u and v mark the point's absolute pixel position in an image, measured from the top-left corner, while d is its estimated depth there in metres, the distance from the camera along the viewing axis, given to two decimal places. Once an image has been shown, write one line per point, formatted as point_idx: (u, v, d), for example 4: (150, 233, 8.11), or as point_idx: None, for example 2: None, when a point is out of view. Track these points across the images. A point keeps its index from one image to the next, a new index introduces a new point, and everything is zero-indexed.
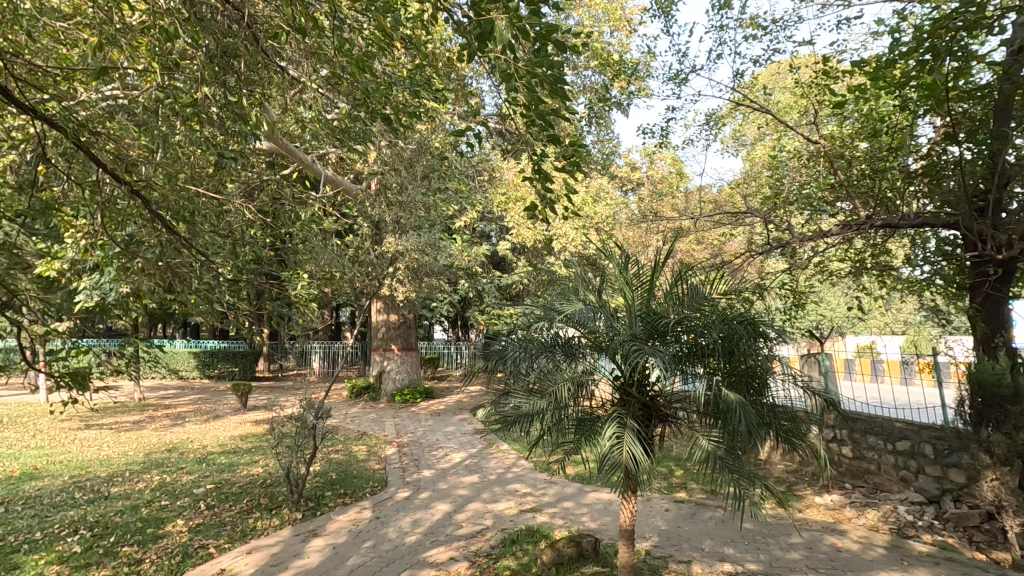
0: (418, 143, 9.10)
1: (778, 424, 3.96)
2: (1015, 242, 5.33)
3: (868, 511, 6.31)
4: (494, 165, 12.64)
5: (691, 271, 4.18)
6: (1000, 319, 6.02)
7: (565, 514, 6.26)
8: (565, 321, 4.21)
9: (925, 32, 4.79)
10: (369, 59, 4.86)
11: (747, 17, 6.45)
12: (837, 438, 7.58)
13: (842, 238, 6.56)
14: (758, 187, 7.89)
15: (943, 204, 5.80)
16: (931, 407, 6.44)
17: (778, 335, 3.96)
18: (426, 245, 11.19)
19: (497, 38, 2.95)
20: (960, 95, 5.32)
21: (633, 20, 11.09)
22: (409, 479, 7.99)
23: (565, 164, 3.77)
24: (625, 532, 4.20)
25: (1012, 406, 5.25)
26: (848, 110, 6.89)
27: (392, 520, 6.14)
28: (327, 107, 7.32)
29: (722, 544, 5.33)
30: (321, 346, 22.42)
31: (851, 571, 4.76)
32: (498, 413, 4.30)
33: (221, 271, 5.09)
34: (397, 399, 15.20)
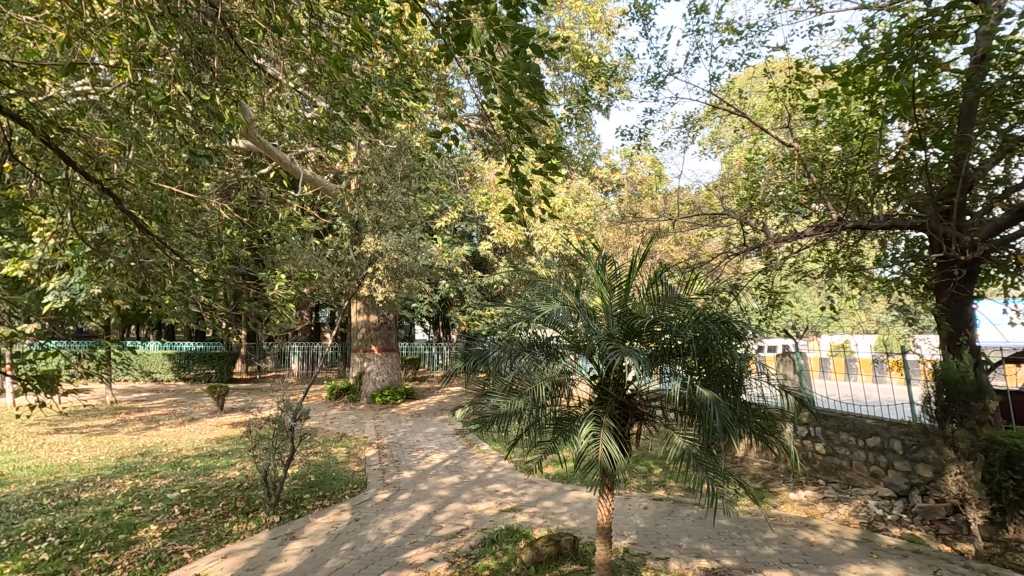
0: (399, 143, 9.07)
1: (753, 422, 4.03)
2: (978, 244, 5.53)
3: (839, 506, 6.46)
4: (476, 166, 12.63)
5: (668, 272, 4.24)
6: (964, 318, 6.21)
7: (545, 513, 6.29)
8: (543, 321, 4.24)
9: (893, 40, 4.88)
10: (347, 58, 4.84)
11: (723, 23, 6.55)
12: (811, 436, 7.74)
13: (815, 239, 6.71)
14: (735, 189, 8.01)
15: (910, 206, 5.97)
16: (900, 404, 6.62)
17: (753, 335, 4.03)
18: (406, 245, 11.13)
19: (475, 39, 2.96)
20: (926, 101, 5.49)
21: (614, 22, 11.19)
22: (389, 480, 7.95)
23: (543, 166, 3.79)
24: (603, 530, 4.25)
25: (975, 403, 5.40)
26: (821, 114, 7.05)
27: (371, 522, 6.11)
28: (306, 106, 7.25)
29: (699, 541, 5.41)
30: (300, 347, 22.16)
31: (822, 565, 4.88)
32: (477, 413, 4.32)
33: (195, 271, 5.01)
34: (378, 400, 15.09)
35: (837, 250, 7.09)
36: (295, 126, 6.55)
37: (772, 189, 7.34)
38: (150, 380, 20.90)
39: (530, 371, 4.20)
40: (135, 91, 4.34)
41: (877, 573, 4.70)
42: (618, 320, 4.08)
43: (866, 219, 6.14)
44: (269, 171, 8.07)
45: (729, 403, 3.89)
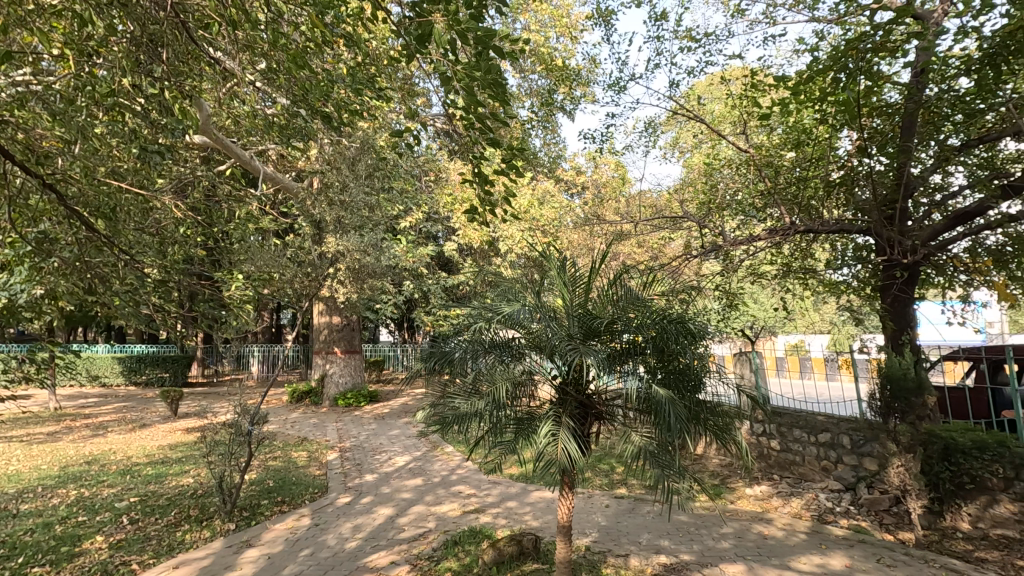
0: (362, 141, 8.99)
1: (709, 419, 4.13)
2: (918, 248, 5.83)
3: (792, 500, 6.71)
4: (441, 166, 12.59)
5: (628, 274, 4.34)
6: (906, 318, 6.51)
7: (508, 513, 6.32)
8: (503, 322, 4.26)
9: (840, 52, 5.09)
10: (307, 55, 4.77)
11: (682, 30, 6.72)
12: (766, 432, 7.99)
13: (769, 242, 6.95)
14: (695, 193, 8.21)
15: (857, 212, 6.25)
16: (848, 401, 6.91)
17: (709, 335, 4.15)
18: (369, 246, 10.95)
19: (436, 39, 2.96)
20: (872, 111, 5.78)
21: (578, 26, 11.35)
22: (351, 484, 7.82)
23: (506, 167, 3.82)
24: (563, 529, 4.29)
25: (915, 398, 5.67)
26: (775, 122, 7.31)
27: (332, 527, 6.01)
28: (265, 101, 7.08)
29: (659, 537, 5.52)
30: (259, 349, 21.58)
31: (774, 557, 5.05)
32: (438, 414, 4.31)
33: (147, 270, 4.86)
34: (340, 403, 14.84)
35: (791, 253, 7.35)
36: (255, 123, 6.43)
37: (729, 193, 7.48)
38: (97, 385, 19.96)
39: (490, 371, 4.22)
40: (79, 82, 4.19)
41: (824, 562, 4.90)
42: (578, 320, 4.13)
43: (817, 223, 6.39)
44: (225, 168, 7.83)
45: (685, 401, 3.97)
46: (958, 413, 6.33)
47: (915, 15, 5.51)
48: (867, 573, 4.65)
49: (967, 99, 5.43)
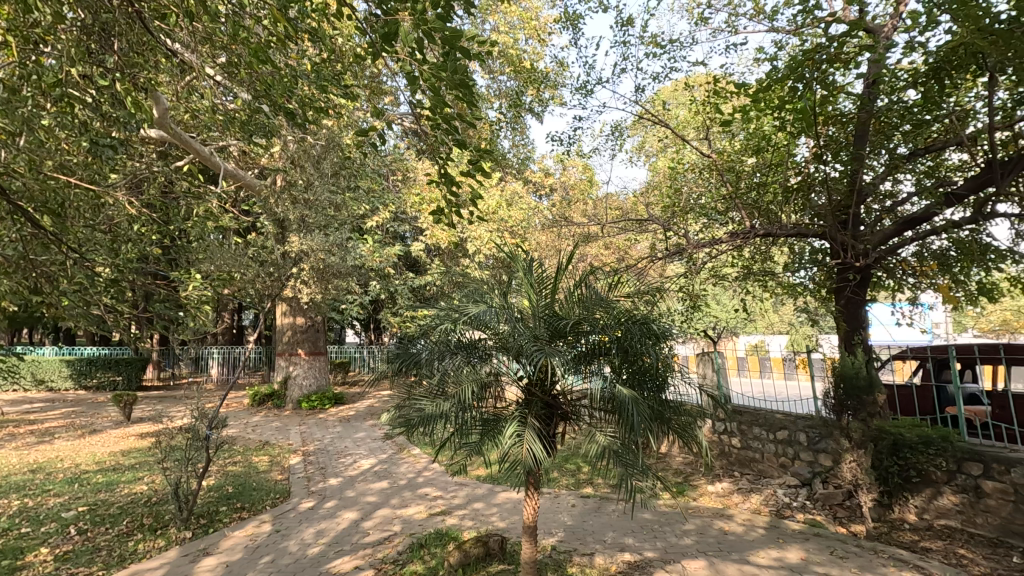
0: (327, 139, 8.83)
1: (673, 418, 4.21)
2: (870, 252, 6.07)
3: (751, 496, 6.90)
4: (409, 166, 12.48)
5: (593, 276, 4.39)
6: (859, 320, 6.76)
7: (475, 515, 6.30)
8: (468, 323, 4.24)
9: (797, 62, 5.26)
10: (269, 50, 4.66)
11: (648, 36, 6.83)
12: (727, 430, 8.21)
13: (731, 246, 7.13)
14: (660, 197, 8.35)
15: (813, 217, 6.47)
16: (805, 399, 7.13)
17: (672, 335, 4.22)
18: (333, 245, 10.74)
19: (401, 38, 2.94)
20: (827, 119, 6.00)
21: (547, 29, 11.38)
22: (315, 488, 7.66)
23: (473, 168, 3.81)
24: (528, 529, 4.30)
25: (866, 396, 5.92)
26: (737, 128, 7.50)
27: (294, 532, 5.87)
28: (225, 94, 6.88)
29: (624, 535, 5.59)
30: (219, 351, 20.91)
31: (734, 552, 5.18)
32: (404, 416, 4.27)
33: (98, 269, 4.65)
34: (304, 406, 14.52)
35: (751, 256, 7.55)
36: (215, 118, 6.25)
37: (692, 197, 7.63)
38: (43, 390, 18.99)
39: (456, 373, 4.20)
40: (24, 71, 4.00)
41: (781, 556, 5.05)
42: (544, 321, 4.16)
43: (776, 226, 6.58)
44: (183, 165, 7.58)
45: (648, 400, 4.03)
46: (906, 410, 6.61)
47: (867, 28, 5.74)
48: (821, 565, 4.82)
49: (914, 111, 5.70)
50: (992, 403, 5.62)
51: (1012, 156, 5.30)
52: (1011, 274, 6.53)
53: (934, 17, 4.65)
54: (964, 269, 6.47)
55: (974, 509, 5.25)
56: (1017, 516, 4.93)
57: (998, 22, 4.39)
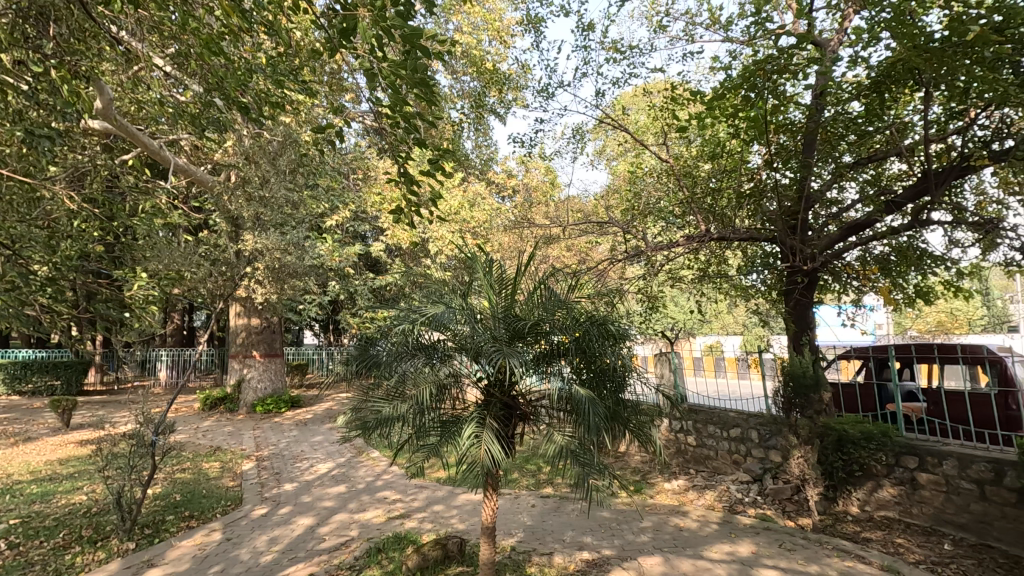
0: (285, 135, 8.59)
1: (630, 417, 4.28)
2: (816, 256, 6.31)
3: (706, 493, 7.10)
4: (370, 164, 12.29)
5: (553, 277, 4.42)
6: (807, 321, 7.03)
7: (434, 518, 6.25)
8: (427, 324, 4.17)
9: (749, 72, 5.45)
10: (222, 42, 4.52)
11: (608, 41, 6.94)
12: (684, 429, 8.42)
13: (687, 248, 7.31)
14: (620, 200, 8.49)
15: (764, 221, 6.69)
16: (756, 398, 7.36)
17: (630, 336, 4.30)
18: (289, 244, 10.45)
19: (360, 34, 2.89)
20: (778, 128, 6.23)
21: (511, 30, 11.39)
22: (268, 494, 7.43)
23: (432, 167, 3.79)
24: (486, 530, 4.30)
25: (813, 394, 6.17)
26: (693, 134, 7.69)
27: (245, 541, 5.68)
28: (174, 85, 6.61)
29: (582, 534, 5.65)
30: (168, 354, 20.04)
31: (688, 547, 5.31)
32: (361, 418, 4.21)
33: (33, 267, 4.39)
34: (258, 410, 14.07)
35: (707, 259, 7.76)
36: (164, 109, 6.02)
37: (651, 201, 7.78)
38: None
39: (414, 375, 4.16)
40: None
41: (733, 550, 5.21)
42: (503, 322, 4.16)
43: (730, 231, 6.78)
44: (129, 158, 7.26)
45: (606, 400, 4.09)
46: (850, 407, 6.92)
47: (815, 42, 6.00)
48: (771, 558, 4.99)
49: (858, 122, 5.98)
50: (927, 400, 5.93)
51: (944, 168, 5.64)
52: (945, 278, 6.95)
53: (876, 33, 4.89)
54: (903, 272, 6.83)
55: (911, 500, 5.54)
56: (948, 506, 5.23)
57: (933, 40, 4.67)
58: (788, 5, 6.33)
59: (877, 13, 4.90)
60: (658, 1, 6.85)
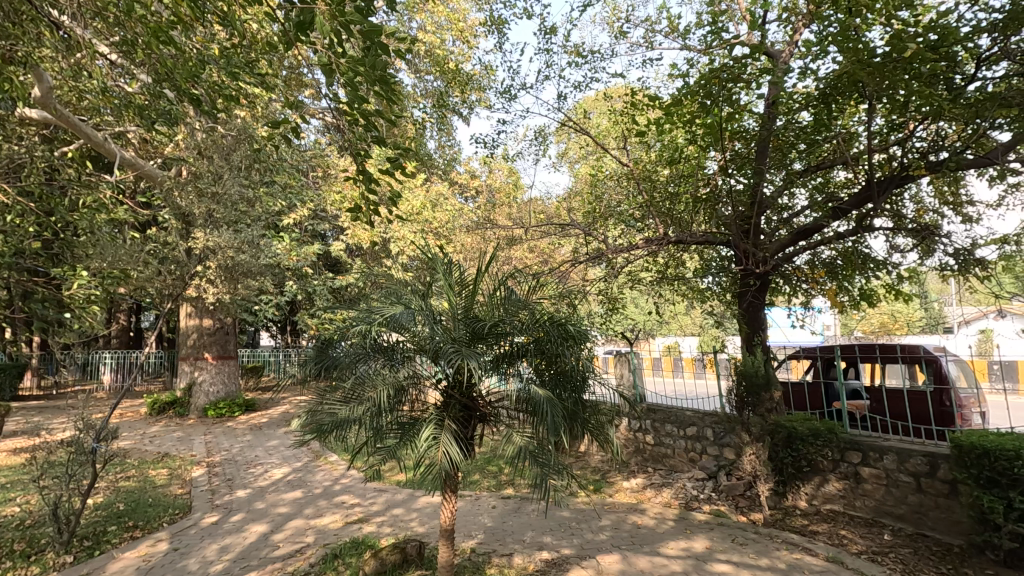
0: (239, 130, 8.31)
1: (590, 417, 4.31)
2: (767, 259, 6.53)
3: (663, 491, 7.26)
4: (330, 162, 12.04)
5: (513, 279, 4.42)
6: (758, 322, 7.26)
7: (394, 521, 6.16)
8: (385, 325, 4.10)
9: (705, 79, 5.60)
10: (173, 32, 4.35)
11: (570, 45, 7.01)
12: (642, 428, 8.58)
13: (647, 251, 7.45)
14: (581, 202, 8.59)
15: (719, 225, 6.87)
16: (711, 396, 7.54)
17: (590, 337, 4.33)
18: (244, 243, 10.10)
19: (317, 28, 2.84)
20: (733, 135, 6.40)
21: (475, 31, 11.32)
22: (219, 502, 7.17)
23: (392, 166, 3.74)
24: (445, 532, 4.27)
25: (764, 393, 6.36)
26: (653, 139, 7.85)
27: (194, 550, 5.47)
28: (121, 74, 6.31)
29: (541, 534, 5.68)
30: (112, 356, 19.08)
31: (645, 544, 5.41)
32: (316, 421, 4.12)
33: None
34: (210, 414, 13.56)
35: (666, 261, 7.94)
36: (110, 100, 5.76)
37: (612, 203, 7.89)
38: None
39: (372, 376, 4.10)
40: None
41: (688, 545, 5.34)
42: (463, 323, 4.15)
43: (687, 234, 6.94)
44: (70, 150, 6.89)
45: (566, 401, 4.10)
46: (799, 405, 7.18)
47: (768, 53, 6.22)
48: (724, 552, 5.13)
49: (807, 131, 6.23)
50: (870, 397, 6.21)
51: (886, 176, 5.89)
52: (887, 281, 7.30)
53: (824, 47, 5.10)
54: (848, 276, 7.20)
55: (854, 493, 5.80)
56: (888, 498, 5.50)
57: (876, 55, 4.90)
58: (742, 17, 6.54)
59: (825, 27, 5.11)
60: (619, 7, 6.96)
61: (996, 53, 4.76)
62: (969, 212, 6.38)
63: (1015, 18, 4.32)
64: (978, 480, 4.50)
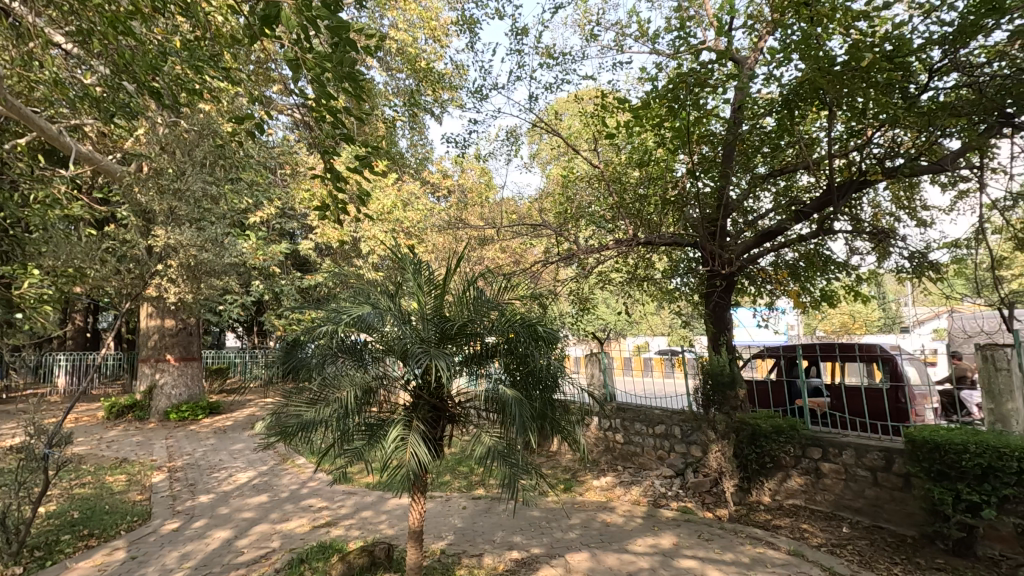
0: (203, 125, 8.09)
1: (560, 417, 4.33)
2: (733, 260, 6.68)
3: (632, 488, 7.35)
4: (299, 160, 11.82)
5: (484, 279, 4.41)
6: (724, 322, 7.40)
7: (362, 524, 6.09)
8: (352, 326, 4.05)
9: (673, 83, 5.69)
10: (132, 22, 4.21)
11: (542, 47, 7.03)
12: (612, 427, 8.68)
13: (616, 252, 7.54)
14: (553, 203, 8.63)
15: (687, 227, 6.99)
16: (678, 395, 7.67)
17: (560, 338, 4.34)
18: (207, 241, 9.80)
19: (283, 23, 2.79)
20: (701, 138, 6.53)
21: (447, 29, 11.25)
22: (181, 507, 6.96)
23: (360, 165, 3.69)
24: (414, 533, 4.24)
25: (730, 391, 6.43)
26: (623, 142, 7.93)
27: (153, 558, 5.30)
28: (77, 65, 6.06)
29: (512, 534, 5.69)
30: (68, 358, 18.30)
31: (614, 542, 5.47)
32: (281, 423, 4.05)
33: None
34: (172, 417, 13.17)
35: (636, 262, 8.03)
36: (64, 91, 5.52)
37: (584, 204, 7.96)
38: None
39: (340, 376, 4.02)
40: None
41: (656, 542, 5.43)
42: (432, 323, 4.12)
43: (656, 236, 7.05)
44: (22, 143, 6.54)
45: (536, 402, 4.10)
46: (763, 403, 7.36)
47: (735, 58, 6.36)
48: (690, 548, 5.23)
49: (772, 136, 6.39)
50: (831, 395, 6.40)
51: (846, 181, 6.09)
52: (847, 282, 7.52)
53: (787, 54, 5.24)
54: (810, 277, 7.41)
55: (815, 488, 5.98)
56: (846, 492, 5.69)
57: (835, 64, 5.05)
58: (710, 23, 6.67)
59: (788, 35, 5.25)
60: (590, 10, 7.01)
61: (947, 64, 4.96)
62: (923, 217, 6.64)
63: (963, 32, 4.52)
64: (930, 473, 4.69)
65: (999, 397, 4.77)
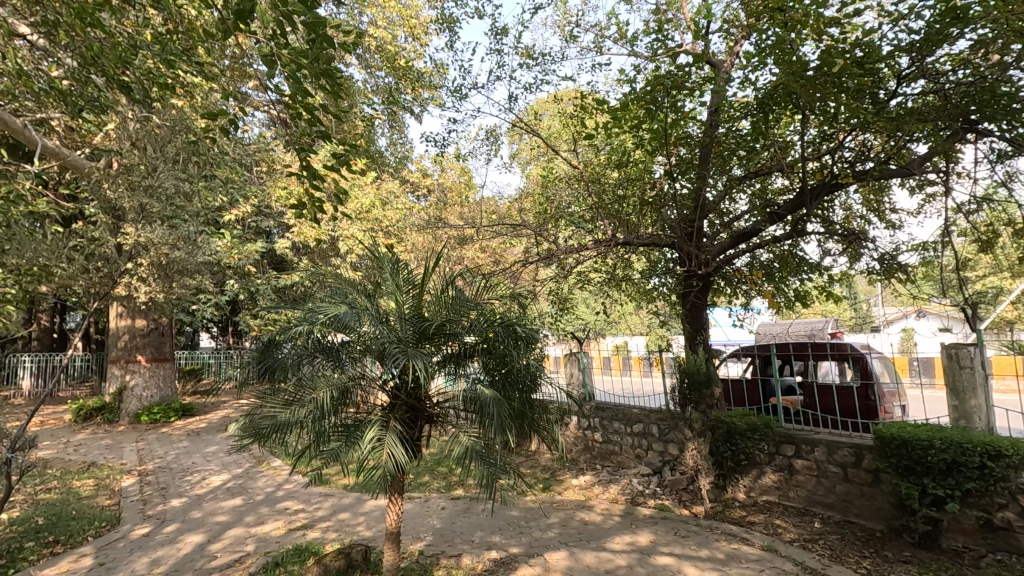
0: (175, 120, 7.90)
1: (539, 417, 4.33)
2: (710, 260, 6.78)
3: (610, 487, 7.40)
4: (275, 157, 11.63)
5: (463, 279, 4.40)
6: (701, 322, 7.50)
7: (339, 527, 6.02)
8: (329, 325, 4.00)
9: (651, 85, 5.75)
10: (99, 13, 4.09)
11: (521, 47, 7.04)
12: (591, 427, 8.74)
13: (595, 252, 7.59)
14: (533, 203, 8.64)
15: (665, 227, 7.07)
16: (656, 394, 7.75)
17: (538, 338, 4.35)
18: (180, 239, 9.59)
19: (257, 18, 2.74)
20: (678, 140, 6.61)
21: (427, 28, 11.19)
22: (152, 512, 6.79)
23: (336, 163, 3.65)
24: (391, 535, 4.22)
25: (705, 390, 6.55)
26: (602, 143, 7.98)
27: (121, 565, 5.16)
28: (43, 56, 5.87)
29: (490, 534, 5.69)
30: (33, 359, 17.71)
31: (592, 540, 5.51)
32: (255, 425, 3.98)
33: None
34: (144, 419, 12.84)
35: (614, 262, 8.10)
36: (27, 84, 5.34)
37: (563, 204, 7.99)
38: None
39: (316, 376, 3.99)
40: None
41: (633, 540, 5.47)
42: (409, 323, 4.10)
43: (635, 237, 7.11)
44: None
45: (514, 402, 4.10)
46: (738, 401, 7.48)
47: (711, 62, 6.45)
48: (666, 545, 5.29)
49: (748, 139, 6.50)
50: (803, 393, 6.53)
51: (818, 184, 6.21)
52: (820, 283, 7.68)
53: (762, 59, 5.34)
54: (784, 278, 7.56)
55: (788, 484, 6.10)
56: (818, 488, 5.82)
57: (808, 69, 5.15)
58: (687, 26, 6.75)
59: (762, 39, 5.34)
60: (569, 11, 7.05)
61: (914, 72, 5.11)
62: (892, 219, 6.82)
63: (930, 40, 4.66)
64: (897, 469, 4.82)
65: (963, 394, 4.92)
